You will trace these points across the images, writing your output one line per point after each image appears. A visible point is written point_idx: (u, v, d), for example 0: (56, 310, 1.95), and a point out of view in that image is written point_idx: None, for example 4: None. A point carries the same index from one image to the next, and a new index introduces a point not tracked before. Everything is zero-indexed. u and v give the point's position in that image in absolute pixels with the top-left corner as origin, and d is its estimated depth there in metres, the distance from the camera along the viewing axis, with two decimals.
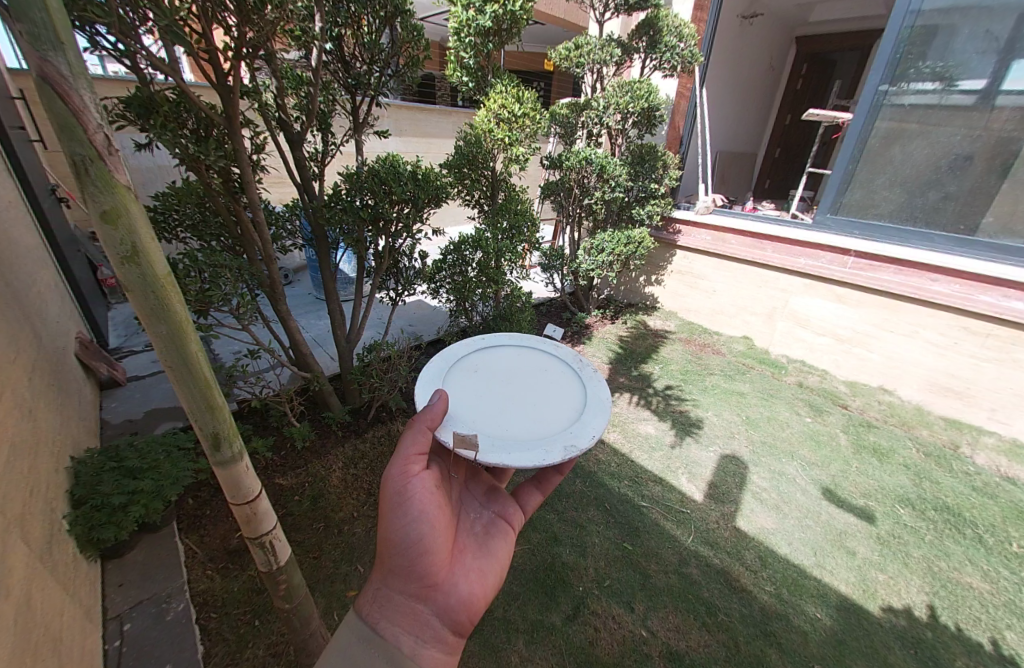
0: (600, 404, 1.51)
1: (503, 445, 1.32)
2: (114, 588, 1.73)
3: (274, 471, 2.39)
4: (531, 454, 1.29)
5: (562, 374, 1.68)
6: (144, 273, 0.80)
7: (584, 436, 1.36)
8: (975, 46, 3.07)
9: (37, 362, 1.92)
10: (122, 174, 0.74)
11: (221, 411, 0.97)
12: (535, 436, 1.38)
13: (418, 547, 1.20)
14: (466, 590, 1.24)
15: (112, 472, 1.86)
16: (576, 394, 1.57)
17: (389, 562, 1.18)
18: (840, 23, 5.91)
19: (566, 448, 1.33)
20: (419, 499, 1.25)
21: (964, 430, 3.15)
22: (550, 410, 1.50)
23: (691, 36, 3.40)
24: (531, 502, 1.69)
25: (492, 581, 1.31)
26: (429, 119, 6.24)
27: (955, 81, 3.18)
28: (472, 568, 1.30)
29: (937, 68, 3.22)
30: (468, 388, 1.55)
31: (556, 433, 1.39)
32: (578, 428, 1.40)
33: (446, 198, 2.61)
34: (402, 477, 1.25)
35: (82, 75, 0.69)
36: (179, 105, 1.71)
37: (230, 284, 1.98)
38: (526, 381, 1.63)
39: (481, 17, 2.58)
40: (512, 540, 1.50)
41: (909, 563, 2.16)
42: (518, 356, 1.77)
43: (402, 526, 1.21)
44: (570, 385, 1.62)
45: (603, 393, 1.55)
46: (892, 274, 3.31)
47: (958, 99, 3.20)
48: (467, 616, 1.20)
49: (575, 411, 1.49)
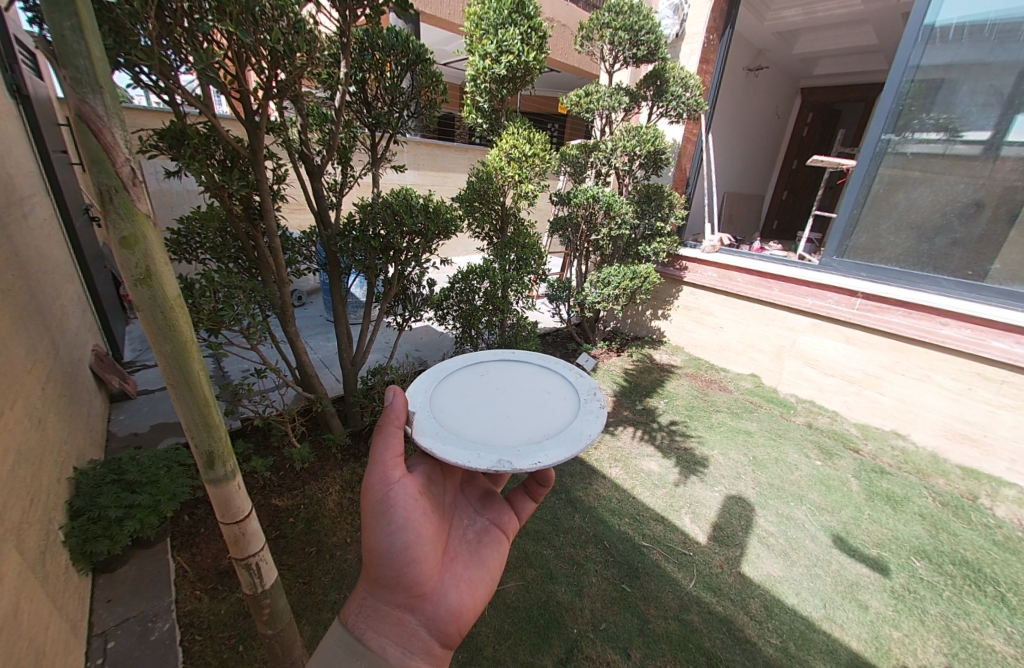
0: (575, 438, 1.34)
1: (444, 437, 1.34)
2: (102, 603, 1.71)
3: (271, 492, 2.38)
4: (462, 452, 1.27)
5: (565, 402, 1.58)
6: (155, 295, 0.83)
7: (526, 461, 1.24)
8: (977, 99, 3.17)
9: (53, 373, 1.99)
10: (144, 203, 0.79)
11: (217, 428, 0.99)
12: (484, 442, 1.35)
13: (404, 556, 1.22)
14: (456, 600, 1.27)
15: (112, 485, 1.88)
16: (561, 422, 1.46)
17: (375, 571, 1.20)
18: (844, 76, 6.18)
19: (500, 460, 1.26)
20: (402, 507, 1.25)
21: (983, 480, 3.02)
22: (520, 428, 1.43)
23: (696, 87, 3.58)
24: (525, 509, 1.71)
25: (482, 590, 1.34)
26: (446, 154, 6.56)
27: (959, 132, 3.26)
28: (462, 577, 1.33)
29: (939, 119, 3.31)
30: (463, 386, 1.64)
31: (504, 448, 1.32)
32: (529, 453, 1.30)
33: (457, 230, 2.69)
34: (383, 484, 1.25)
35: (116, 114, 0.75)
36: (209, 138, 1.84)
37: (242, 305, 2.07)
38: (521, 399, 1.59)
39: (496, 66, 2.77)
40: (505, 549, 1.53)
41: (925, 620, 2.04)
42: (535, 376, 1.75)
43: (386, 535, 1.22)
44: (563, 413, 1.50)
45: (590, 430, 1.37)
46: (898, 315, 3.29)
47: (961, 149, 3.27)
48: (455, 627, 1.23)
49: (544, 436, 1.38)
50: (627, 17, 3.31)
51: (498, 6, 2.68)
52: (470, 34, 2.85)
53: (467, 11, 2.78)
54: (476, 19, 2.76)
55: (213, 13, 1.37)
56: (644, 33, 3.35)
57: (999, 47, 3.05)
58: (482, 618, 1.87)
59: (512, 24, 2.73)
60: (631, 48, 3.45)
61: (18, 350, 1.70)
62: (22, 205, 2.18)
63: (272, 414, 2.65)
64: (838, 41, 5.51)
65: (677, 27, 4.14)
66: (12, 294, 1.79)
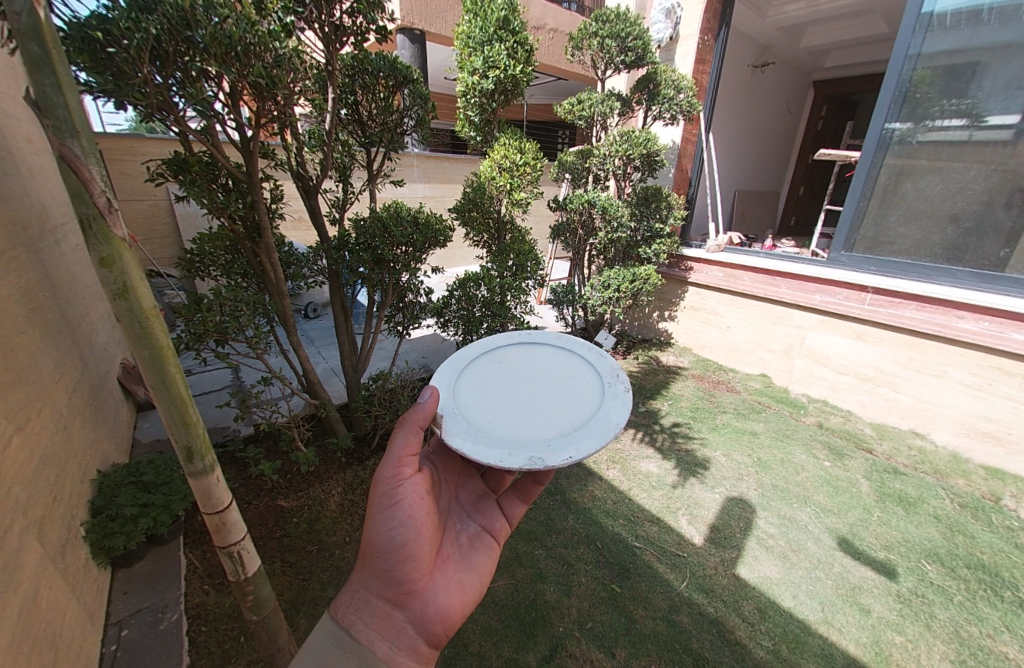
0: (604, 427, 1.38)
1: (474, 436, 1.40)
2: (119, 595, 1.86)
3: (278, 493, 2.51)
4: (494, 452, 1.34)
5: (589, 385, 1.58)
6: (132, 307, 0.97)
7: (557, 458, 1.30)
8: (998, 82, 2.99)
9: (79, 383, 2.19)
10: (119, 228, 0.94)
11: (195, 426, 1.11)
12: (513, 439, 1.40)
13: (401, 551, 1.29)
14: (444, 601, 1.31)
15: (130, 486, 2.04)
16: (586, 410, 1.48)
17: (372, 563, 1.26)
18: (857, 67, 6.01)
19: (531, 458, 1.31)
20: (408, 503, 1.33)
21: (1008, 481, 2.86)
22: (547, 419, 1.47)
23: (689, 88, 3.61)
24: (515, 512, 1.74)
25: (471, 594, 1.38)
26: (454, 166, 6.77)
27: (982, 117, 3.07)
28: (452, 579, 1.37)
29: (958, 106, 3.15)
30: (484, 376, 1.65)
31: (535, 443, 1.38)
32: (559, 447, 1.35)
33: (449, 240, 2.78)
34: (394, 479, 1.34)
35: (92, 155, 0.89)
36: (211, 165, 2.01)
37: (246, 317, 2.21)
38: (545, 385, 1.60)
39: (484, 81, 2.87)
40: (495, 555, 1.56)
41: (933, 626, 1.96)
42: (553, 358, 1.72)
43: (387, 528, 1.29)
44: (588, 400, 1.51)
45: (618, 418, 1.39)
46: (911, 310, 3.17)
47: (988, 134, 3.07)
48: (442, 628, 1.28)
49: (573, 428, 1.42)
50: (614, 25, 3.37)
51: (484, 25, 2.79)
52: (459, 52, 2.97)
53: (455, 31, 2.91)
54: (465, 37, 2.88)
55: (201, 54, 1.51)
56: (632, 40, 3.40)
57: (1003, 28, 2.94)
58: (470, 615, 1.92)
59: (498, 40, 2.83)
60: (620, 54, 3.49)
61: (46, 363, 1.88)
62: (55, 233, 2.41)
63: (279, 420, 2.76)
64: (846, 31, 5.38)
65: (669, 30, 4.10)
66: (42, 312, 1.99)
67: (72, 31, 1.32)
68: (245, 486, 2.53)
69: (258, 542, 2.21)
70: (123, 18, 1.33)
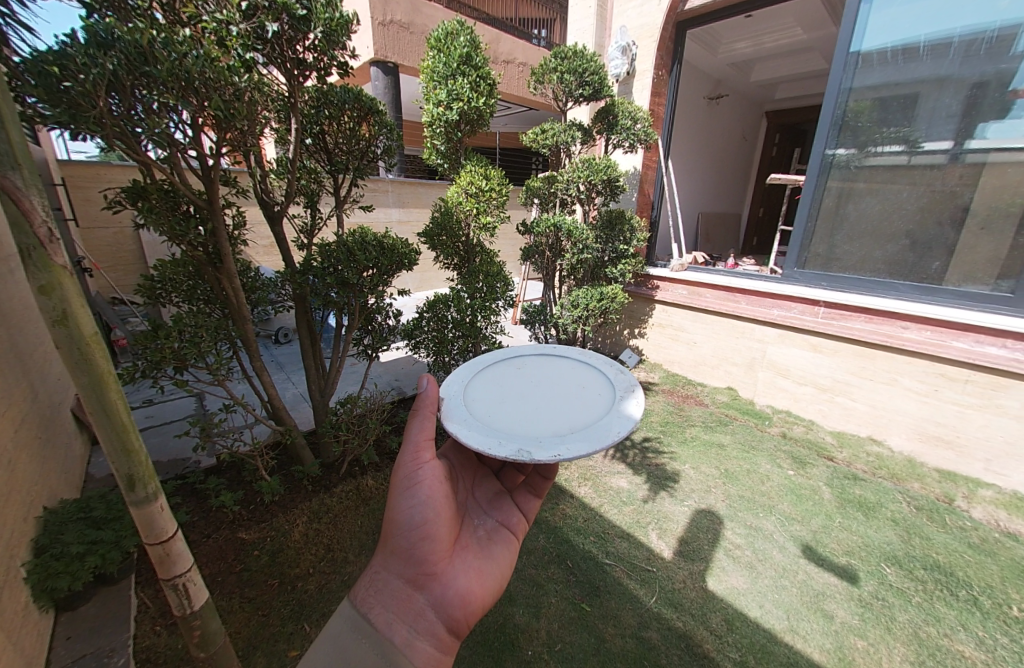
0: (604, 434, 1.27)
1: (471, 423, 1.36)
2: (61, 640, 1.74)
3: (239, 525, 2.42)
4: (483, 440, 1.28)
5: (601, 396, 1.51)
6: (71, 334, 0.99)
7: (544, 454, 1.22)
8: (930, 112, 3.25)
9: (28, 415, 2.11)
10: (60, 257, 0.97)
11: (137, 453, 1.13)
12: (507, 431, 1.35)
13: (421, 531, 1.30)
14: (464, 586, 1.27)
15: (77, 522, 1.94)
16: (593, 416, 1.39)
17: (392, 543, 1.27)
18: (804, 99, 6.49)
19: (519, 450, 1.24)
20: (427, 484, 1.36)
21: (960, 483, 2.99)
22: (548, 420, 1.40)
23: (645, 119, 3.83)
24: (531, 507, 1.67)
25: (491, 583, 1.33)
26: (429, 192, 6.93)
27: (918, 143, 3.32)
28: (472, 566, 1.33)
29: (894, 134, 3.40)
30: (498, 377, 1.67)
31: (527, 438, 1.31)
32: (550, 445, 1.26)
33: (415, 263, 2.82)
34: (414, 461, 1.39)
35: (33, 187, 0.93)
36: (171, 194, 2.03)
37: (207, 344, 2.18)
38: (558, 391, 1.56)
39: (448, 112, 2.99)
40: (516, 550, 1.49)
41: (892, 628, 2.00)
42: (573, 369, 1.72)
43: (407, 508, 1.32)
44: (597, 408, 1.43)
45: (621, 428, 1.28)
46: (860, 322, 3.35)
47: (924, 159, 3.32)
48: (461, 614, 1.23)
49: (572, 431, 1.33)
50: (572, 61, 3.58)
51: (447, 60, 2.94)
52: (425, 85, 3.10)
53: (421, 65, 3.05)
54: (430, 72, 3.03)
55: (159, 88, 1.56)
56: (588, 75, 3.63)
57: (921, 64, 3.24)
58: None
59: (462, 74, 2.97)
60: (579, 87, 3.70)
61: None
62: (8, 262, 2.36)
63: (241, 449, 2.68)
64: (792, 67, 5.83)
65: (625, 66, 4.40)
66: None
67: (30, 65, 1.35)
68: (205, 519, 2.44)
69: (216, 578, 2.12)
70: (80, 54, 1.38)
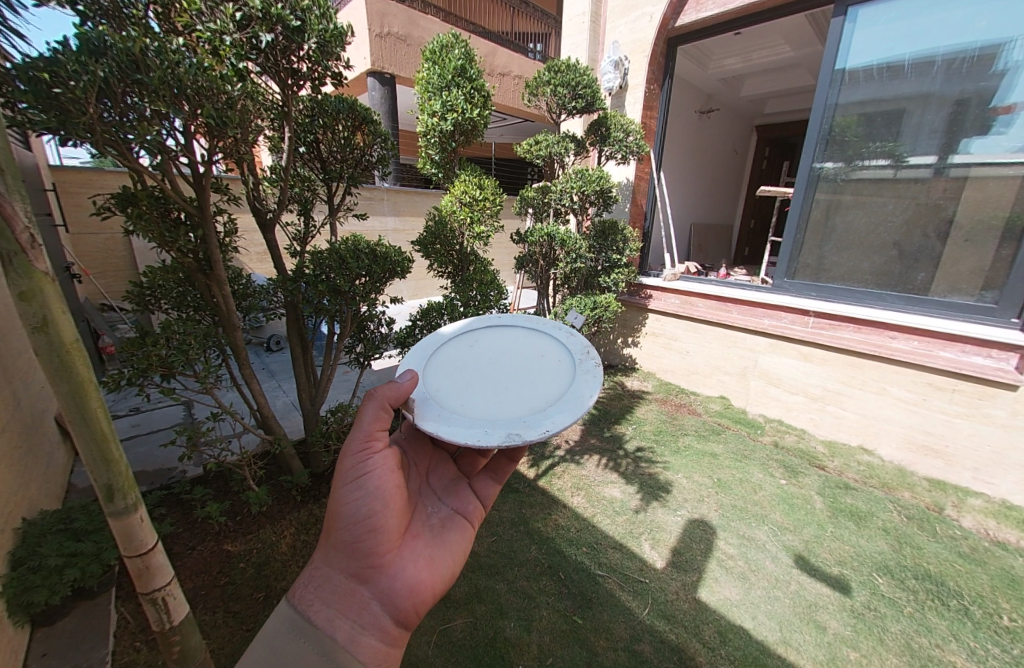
0: (577, 401, 1.38)
1: (448, 418, 1.37)
2: (36, 658, 1.68)
3: (224, 537, 2.37)
4: (470, 432, 1.31)
5: (560, 362, 1.59)
6: (51, 340, 0.97)
7: (532, 432, 1.29)
8: (914, 127, 3.33)
9: (10, 423, 2.07)
10: (42, 263, 0.96)
11: (117, 463, 1.11)
12: (488, 417, 1.38)
13: (367, 522, 1.22)
14: (414, 576, 1.23)
15: (56, 534, 1.89)
16: (561, 384, 1.48)
17: (335, 536, 1.20)
18: (792, 114, 6.64)
19: (508, 434, 1.30)
20: (375, 474, 1.28)
21: (949, 492, 3.01)
22: (521, 397, 1.46)
23: (637, 131, 3.89)
24: (488, 492, 1.67)
25: (442, 572, 1.30)
26: (424, 201, 6.97)
27: (904, 158, 3.40)
28: (423, 555, 1.29)
29: (880, 148, 3.48)
30: (454, 360, 1.65)
31: (509, 420, 1.36)
32: (534, 422, 1.34)
33: (408, 271, 2.81)
34: (362, 451, 1.31)
35: (15, 192, 0.92)
36: (161, 199, 2.01)
37: (196, 351, 2.15)
38: (518, 363, 1.60)
39: (443, 122, 3.02)
40: (470, 536, 1.48)
41: (885, 639, 1.99)
42: (524, 339, 1.73)
43: (353, 499, 1.24)
44: (561, 375, 1.52)
45: (591, 391, 1.40)
46: (849, 332, 3.39)
47: (910, 172, 3.39)
48: (411, 604, 1.19)
49: (547, 403, 1.41)
50: (565, 75, 3.65)
51: (442, 72, 2.98)
52: (420, 96, 3.14)
53: (415, 77, 3.09)
54: (424, 83, 3.06)
55: (150, 95, 1.56)
56: (581, 88, 3.69)
57: (903, 81, 3.33)
58: (425, 657, 1.84)
59: (456, 86, 3.01)
60: (572, 100, 3.76)
61: None
62: None
63: (230, 459, 2.62)
64: (780, 83, 5.96)
65: (618, 80, 4.47)
66: None
67: (20, 71, 1.34)
68: (189, 530, 2.38)
69: (199, 591, 2.06)
70: (70, 61, 1.37)
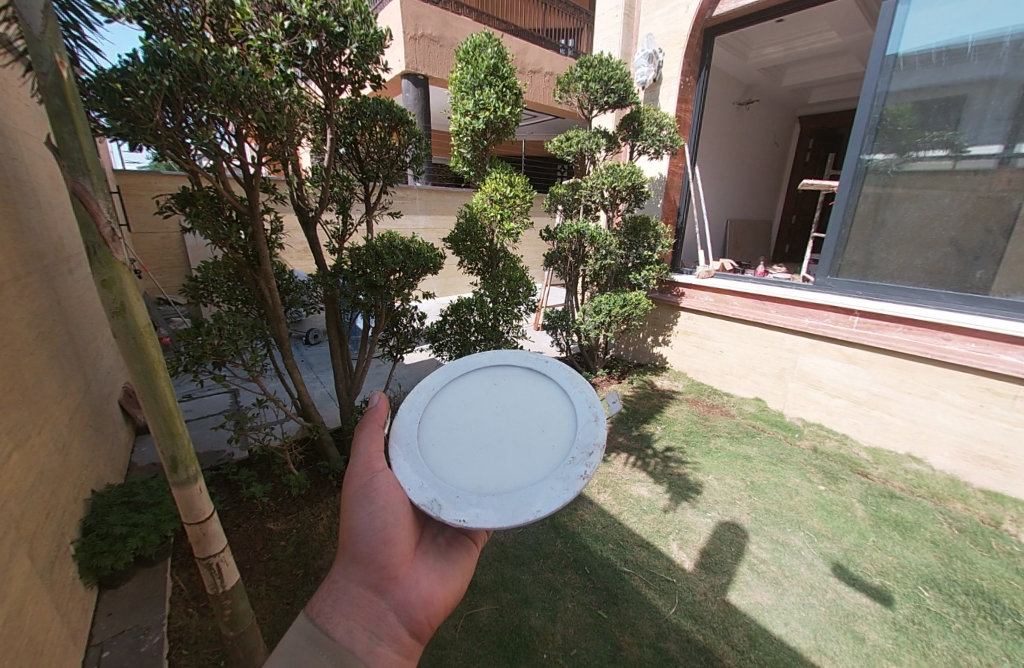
0: (520, 510, 1.24)
1: (411, 452, 1.43)
2: (103, 616, 1.86)
3: (268, 516, 2.53)
4: (411, 476, 1.36)
5: (552, 450, 1.40)
6: (128, 324, 1.08)
7: (452, 515, 1.25)
8: (976, 115, 3.11)
9: (81, 404, 2.28)
10: (121, 254, 1.07)
11: (181, 437, 1.21)
12: (441, 472, 1.38)
13: (381, 535, 1.28)
14: (427, 588, 1.27)
15: (120, 506, 2.08)
16: (528, 477, 1.33)
17: (352, 550, 1.25)
18: (839, 103, 6.29)
19: (435, 500, 1.29)
20: (384, 490, 1.34)
21: (1008, 505, 2.81)
22: (486, 467, 1.38)
23: (671, 125, 3.81)
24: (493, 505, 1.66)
25: (454, 584, 1.34)
26: (456, 199, 7.10)
27: (964, 147, 3.17)
28: (435, 567, 1.33)
29: (937, 138, 3.26)
30: (470, 390, 1.61)
31: (451, 487, 1.33)
32: (465, 504, 1.29)
33: (440, 267, 2.87)
34: (367, 471, 1.38)
35: (100, 191, 1.03)
36: (215, 199, 2.16)
37: (243, 340, 2.30)
38: (514, 429, 1.47)
39: (475, 121, 3.07)
40: (480, 548, 1.50)
41: (930, 654, 1.90)
42: (547, 400, 1.55)
43: (365, 515, 1.30)
44: (538, 467, 1.35)
45: (539, 508, 1.23)
46: (898, 332, 3.19)
47: (971, 164, 3.16)
48: (424, 615, 1.23)
49: (497, 491, 1.31)
50: (597, 69, 3.62)
51: (474, 71, 3.03)
52: (453, 96, 3.19)
53: (449, 77, 3.15)
54: (458, 83, 3.12)
55: (209, 102, 1.68)
56: (614, 82, 3.66)
57: (963, 65, 3.12)
58: (453, 640, 1.90)
59: (488, 84, 3.04)
60: (604, 95, 3.72)
61: (50, 384, 1.98)
62: (69, 263, 2.57)
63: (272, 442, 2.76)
64: (827, 70, 5.67)
65: (652, 73, 4.40)
66: (51, 337, 2.10)
67: (96, 83, 1.50)
68: (236, 509, 2.55)
69: (245, 565, 2.21)
70: (140, 72, 1.51)
